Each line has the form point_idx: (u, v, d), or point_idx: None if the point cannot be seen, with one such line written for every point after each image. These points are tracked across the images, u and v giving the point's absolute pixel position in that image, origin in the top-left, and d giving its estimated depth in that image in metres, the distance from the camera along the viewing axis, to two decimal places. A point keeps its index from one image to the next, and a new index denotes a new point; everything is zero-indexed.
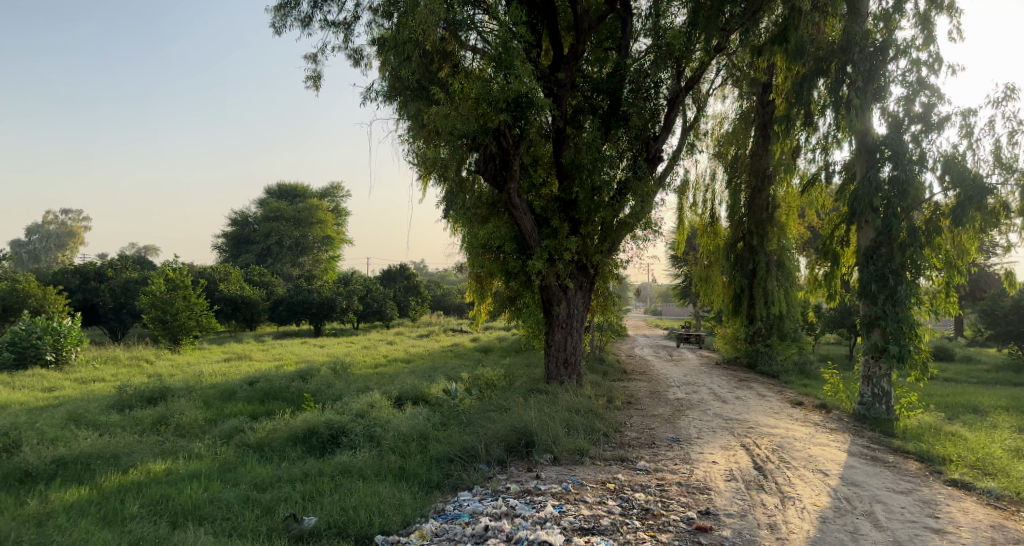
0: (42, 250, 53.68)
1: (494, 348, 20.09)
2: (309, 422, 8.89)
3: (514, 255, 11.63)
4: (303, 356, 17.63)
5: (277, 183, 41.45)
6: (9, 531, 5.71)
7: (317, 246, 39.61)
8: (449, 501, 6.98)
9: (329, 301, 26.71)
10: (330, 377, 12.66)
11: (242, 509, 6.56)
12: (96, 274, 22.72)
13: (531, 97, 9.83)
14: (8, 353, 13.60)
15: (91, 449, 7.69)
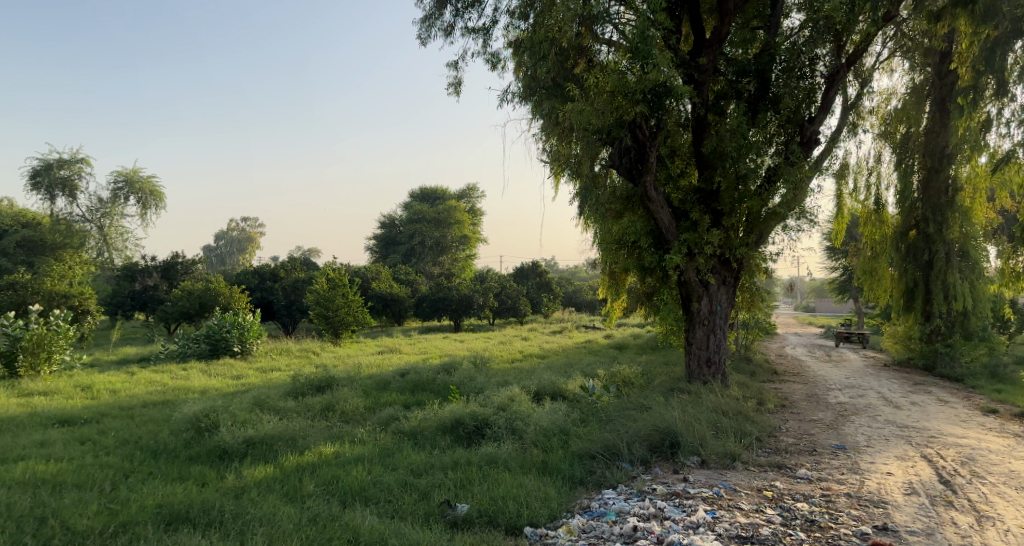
0: (227, 253, 60.49)
1: (630, 345, 19.68)
2: (456, 413, 9.20)
3: (650, 250, 11.25)
4: (447, 350, 18.31)
5: (419, 187, 43.68)
6: (214, 502, 6.38)
7: (455, 246, 40.87)
8: (594, 498, 6.90)
9: (467, 299, 27.59)
10: (472, 371, 13.00)
11: (401, 493, 6.89)
12: (271, 274, 25.12)
13: (669, 85, 9.59)
14: (205, 344, 15.34)
15: (274, 430, 8.42)
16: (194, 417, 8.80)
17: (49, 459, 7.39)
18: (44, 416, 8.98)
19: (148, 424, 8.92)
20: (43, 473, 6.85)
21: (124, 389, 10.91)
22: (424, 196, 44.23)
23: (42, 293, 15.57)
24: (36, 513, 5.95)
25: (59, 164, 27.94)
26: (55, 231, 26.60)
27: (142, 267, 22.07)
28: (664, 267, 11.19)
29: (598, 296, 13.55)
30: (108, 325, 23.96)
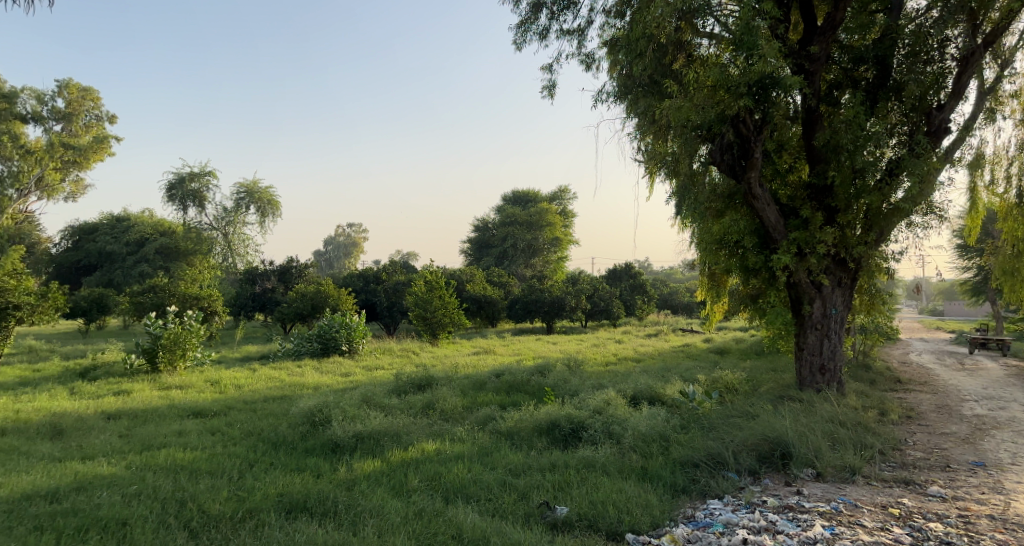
0: (334, 257, 63.28)
1: (732, 349, 18.85)
2: (552, 415, 9.07)
3: (754, 250, 10.70)
4: (541, 352, 18.24)
5: (511, 190, 44.03)
6: (328, 493, 6.59)
7: (548, 248, 40.65)
8: (698, 507, 6.58)
9: (559, 301, 27.37)
10: (566, 373, 12.84)
11: (501, 492, 6.85)
12: (375, 277, 26.04)
13: (777, 77, 9.11)
14: (316, 343, 16.06)
15: (381, 426, 8.63)
16: (309, 412, 9.18)
17: (187, 447, 7.92)
18: (181, 408, 9.65)
19: (268, 418, 9.38)
20: (180, 460, 7.33)
21: (247, 385, 11.58)
22: (517, 198, 44.42)
23: (177, 295, 16.84)
24: (177, 496, 6.38)
25: (191, 178, 30.10)
26: (187, 239, 28.74)
27: (262, 271, 23.51)
28: (771, 267, 10.59)
29: (697, 299, 12.96)
30: (233, 325, 25.67)
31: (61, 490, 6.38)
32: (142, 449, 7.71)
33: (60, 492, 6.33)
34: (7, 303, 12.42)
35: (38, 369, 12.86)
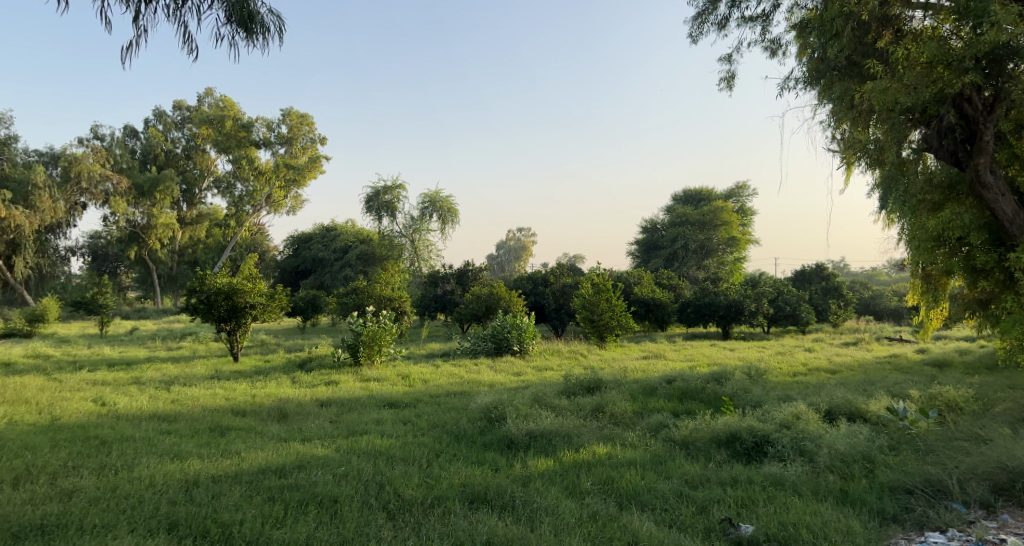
0: (505, 260, 65.26)
1: (952, 362, 16.27)
2: (732, 425, 8.01)
3: (983, 248, 8.95)
4: (717, 358, 17.09)
5: (684, 189, 42.30)
6: (505, 487, 6.61)
7: (722, 248, 37.59)
8: (913, 539, 5.69)
9: (737, 304, 25.26)
10: (747, 382, 11.75)
11: (678, 503, 6.37)
12: (543, 280, 26.09)
13: (1014, 45, 7.58)
14: (490, 343, 16.47)
15: (553, 424, 8.48)
16: (486, 408, 9.35)
17: (384, 435, 8.40)
18: (378, 399, 10.30)
19: (450, 411, 9.72)
20: (379, 446, 7.76)
21: (432, 380, 12.11)
22: (689, 197, 42.57)
23: (374, 297, 18.16)
24: (376, 479, 6.73)
25: (386, 190, 32.48)
26: (381, 245, 30.84)
27: (444, 274, 24.44)
28: (1008, 268, 8.75)
29: (908, 305, 11.37)
30: (417, 324, 27.10)
31: (285, 467, 7.00)
32: (349, 435, 8.30)
33: (286, 467, 6.95)
34: (246, 304, 14.07)
35: (267, 359, 14.53)
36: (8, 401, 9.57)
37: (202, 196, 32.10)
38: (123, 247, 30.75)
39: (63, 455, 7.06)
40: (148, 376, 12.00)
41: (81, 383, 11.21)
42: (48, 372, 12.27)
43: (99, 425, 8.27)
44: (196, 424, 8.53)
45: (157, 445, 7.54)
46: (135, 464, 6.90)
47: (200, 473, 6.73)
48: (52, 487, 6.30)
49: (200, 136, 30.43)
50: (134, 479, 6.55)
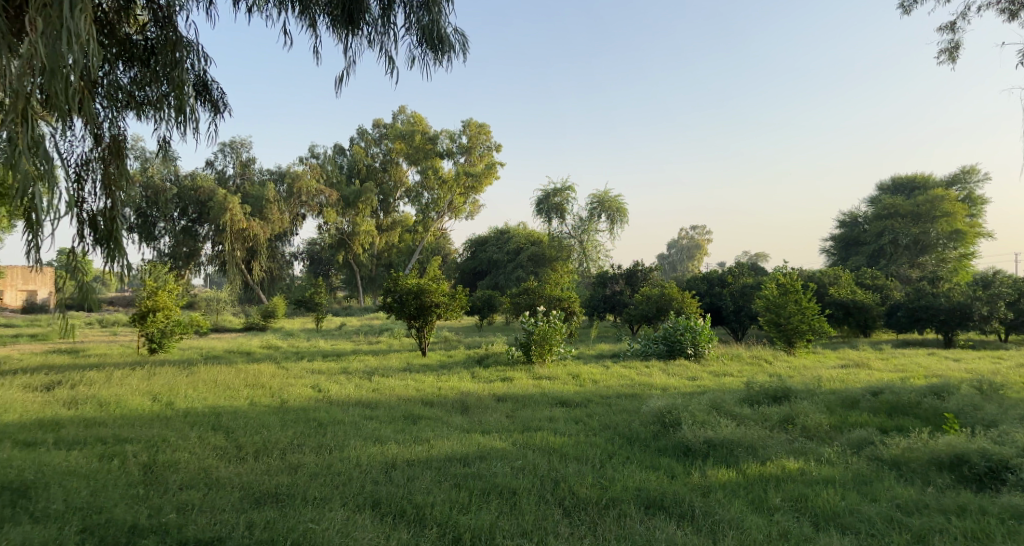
0: (680, 259, 63.50)
1: None
2: (958, 446, 6.87)
3: None
4: (935, 370, 14.97)
5: (892, 177, 38.01)
6: (682, 495, 6.25)
7: (944, 244, 31.47)
8: None
9: (963, 308, 21.63)
10: (977, 397, 10.18)
11: (887, 529, 5.76)
12: (720, 280, 23.07)
13: None
14: (662, 345, 15.25)
15: (735, 433, 7.49)
16: (660, 411, 8.40)
17: (556, 431, 8.18)
18: (550, 397, 10.14)
19: (622, 414, 9.00)
20: (553, 442, 7.58)
21: (602, 380, 11.91)
22: (900, 186, 38.18)
23: (543, 296, 18.60)
24: (552, 475, 6.65)
25: (555, 193, 33.07)
26: (551, 246, 31.15)
27: (611, 274, 23.39)
28: None
29: None
30: (587, 323, 26.80)
31: (468, 456, 7.17)
32: (523, 430, 8.31)
33: (469, 457, 7.13)
34: (431, 303, 15.07)
35: (450, 355, 15.41)
36: (248, 384, 11.20)
37: (396, 204, 34.81)
38: (335, 253, 34.55)
39: (292, 434, 7.89)
40: (353, 367, 13.37)
41: (302, 371, 12.79)
42: (277, 361, 14.20)
43: (317, 409, 9.41)
44: (393, 411, 9.35)
45: (362, 428, 8.28)
46: (345, 445, 7.44)
47: (397, 457, 7.07)
48: (280, 461, 6.89)
49: (394, 150, 33.07)
50: (344, 458, 7.04)
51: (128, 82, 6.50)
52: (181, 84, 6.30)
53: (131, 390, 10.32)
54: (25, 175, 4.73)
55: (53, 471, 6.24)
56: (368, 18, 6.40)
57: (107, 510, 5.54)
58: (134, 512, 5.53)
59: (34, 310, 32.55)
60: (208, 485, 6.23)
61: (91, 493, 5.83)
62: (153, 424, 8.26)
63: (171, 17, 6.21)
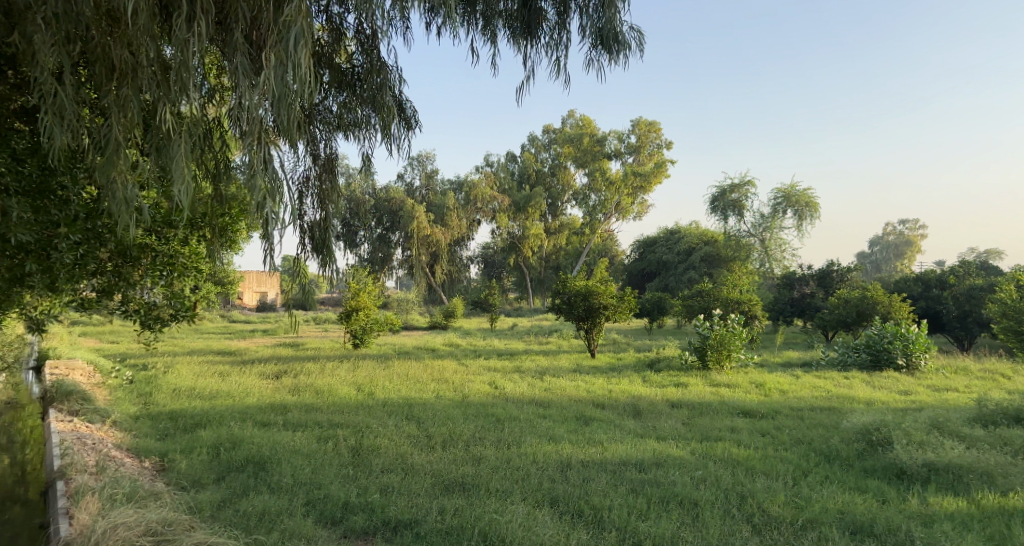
0: (884, 257, 57.59)
1: None
2: None
3: None
4: None
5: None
6: (899, 522, 5.57)
7: None
8: None
9: None
10: None
11: None
12: (938, 282, 20.34)
13: None
14: (865, 354, 13.97)
15: (965, 458, 6.63)
16: (865, 428, 7.72)
17: (741, 443, 7.79)
18: (731, 406, 9.73)
19: (817, 429, 8.36)
20: (737, 455, 7.21)
21: (792, 391, 11.13)
22: None
23: (721, 299, 17.77)
24: (737, 489, 6.22)
25: (732, 189, 31.57)
26: (727, 246, 29.68)
27: (800, 276, 21.85)
28: None
29: None
30: (772, 329, 25.16)
31: (646, 462, 6.96)
32: (703, 439, 7.96)
33: (646, 463, 6.91)
34: (600, 305, 14.95)
35: (621, 358, 15.29)
36: (434, 379, 11.97)
37: (564, 207, 35.16)
38: (507, 255, 35.84)
39: (473, 427, 8.25)
40: (526, 366, 13.75)
41: (479, 369, 13.40)
42: (458, 358, 15.02)
43: (495, 405, 9.73)
44: (565, 411, 9.26)
45: (537, 426, 8.31)
46: (521, 441, 7.60)
47: (573, 456, 7.05)
48: (464, 453, 7.19)
49: (563, 154, 33.68)
50: (522, 453, 7.14)
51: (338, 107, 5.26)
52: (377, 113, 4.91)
53: (339, 380, 11.55)
54: (257, 197, 3.93)
55: (284, 449, 7.16)
56: (545, 26, 4.81)
57: (325, 486, 6.11)
58: (347, 491, 6.00)
59: (264, 310, 37.66)
60: (404, 470, 6.66)
61: (312, 470, 6.55)
62: (357, 411, 9.19)
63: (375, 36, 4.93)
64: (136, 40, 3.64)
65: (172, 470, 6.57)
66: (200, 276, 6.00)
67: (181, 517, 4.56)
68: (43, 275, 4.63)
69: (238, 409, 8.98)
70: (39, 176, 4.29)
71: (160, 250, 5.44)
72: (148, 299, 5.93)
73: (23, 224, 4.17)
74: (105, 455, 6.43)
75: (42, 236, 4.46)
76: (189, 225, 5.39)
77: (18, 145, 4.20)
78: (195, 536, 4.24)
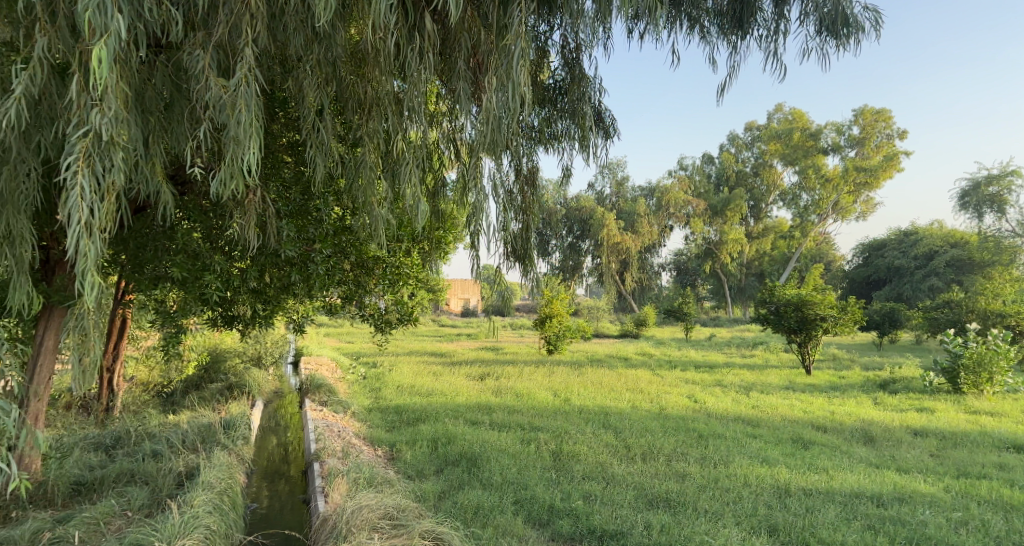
0: None
1: None
2: None
3: None
4: None
5: None
6: None
7: None
8: None
9: None
10: None
11: None
12: None
13: None
14: None
15: None
16: None
17: (1013, 484, 6.67)
18: (997, 438, 8.38)
19: None
20: (1009, 498, 6.17)
21: None
22: None
23: (977, 311, 15.33)
24: (1013, 539, 5.35)
25: (989, 182, 27.27)
26: (983, 248, 25.56)
27: None
28: None
29: None
30: None
31: (885, 496, 6.25)
32: (960, 475, 6.95)
33: (884, 498, 6.19)
34: (816, 316, 13.62)
35: (843, 376, 13.83)
36: (630, 389, 11.83)
37: (768, 210, 33.02)
38: (702, 262, 34.36)
39: (674, 441, 8.00)
40: (729, 379, 13.07)
41: (677, 380, 12.99)
42: (652, 368, 14.67)
43: (696, 419, 9.34)
44: (780, 432, 8.62)
45: (745, 446, 7.84)
46: (729, 461, 7.22)
47: (791, 483, 6.55)
48: (667, 467, 7.00)
49: (768, 152, 31.62)
50: (731, 475, 6.76)
51: (538, 123, 5.20)
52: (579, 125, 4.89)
53: (536, 384, 11.91)
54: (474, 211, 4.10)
55: (492, 447, 7.55)
56: (760, 18, 4.52)
57: (531, 488, 6.32)
58: (551, 494, 6.15)
59: (467, 314, 40.24)
60: (605, 480, 6.65)
61: (518, 470, 6.82)
62: (555, 416, 9.39)
63: (576, 49, 4.86)
64: (377, 78, 4.07)
65: (399, 459, 7.24)
66: (421, 285, 6.51)
67: (412, 504, 5.00)
68: (303, 284, 5.37)
69: (450, 408, 9.63)
70: (301, 200, 5.01)
71: (389, 261, 6.04)
72: (379, 305, 6.49)
73: (289, 241, 4.87)
74: (347, 442, 7.28)
75: (302, 251, 5.18)
76: (412, 239, 5.91)
77: (286, 173, 4.98)
78: (424, 524, 4.63)
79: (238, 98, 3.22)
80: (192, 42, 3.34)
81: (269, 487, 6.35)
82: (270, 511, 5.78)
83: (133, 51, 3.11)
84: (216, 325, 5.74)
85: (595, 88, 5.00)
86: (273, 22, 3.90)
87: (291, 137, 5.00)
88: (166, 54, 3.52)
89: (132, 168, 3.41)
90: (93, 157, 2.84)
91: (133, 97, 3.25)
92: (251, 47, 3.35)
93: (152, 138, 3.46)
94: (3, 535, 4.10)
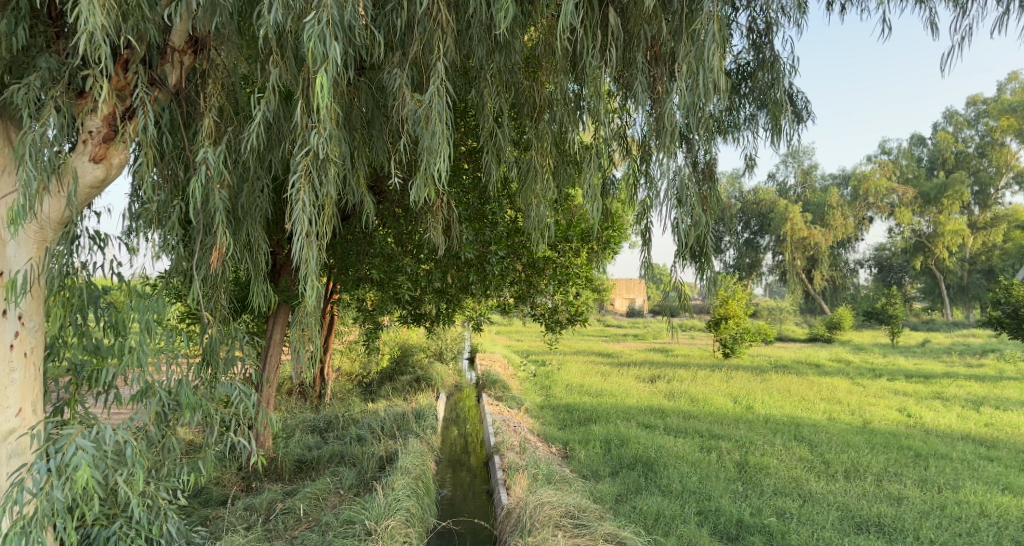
0: None
1: None
2: None
3: None
4: None
5: None
6: None
7: None
8: None
9: None
10: None
11: None
12: None
13: None
14: None
15: None
16: None
17: None
18: None
19: None
20: None
21: None
22: None
23: None
24: None
25: None
26: None
27: None
28: None
29: None
30: None
31: None
32: None
33: None
34: None
35: None
36: (824, 398, 10.89)
37: (997, 196, 29.08)
38: (910, 257, 30.64)
39: (884, 460, 7.19)
40: (950, 392, 11.50)
41: (882, 391, 11.69)
42: (851, 376, 13.36)
43: (911, 435, 8.34)
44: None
45: (978, 470, 6.84)
46: (958, 486, 6.34)
47: None
48: (878, 488, 6.34)
49: (998, 129, 27.52)
50: (961, 502, 5.94)
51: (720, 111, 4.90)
52: (772, 111, 4.52)
53: (713, 389, 11.33)
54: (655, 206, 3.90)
55: (669, 453, 7.33)
56: None
57: (716, 499, 6.03)
58: (739, 508, 5.82)
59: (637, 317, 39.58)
60: (803, 497, 6.14)
61: (700, 479, 6.55)
62: (738, 424, 8.89)
63: (767, 28, 4.51)
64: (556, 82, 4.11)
65: (574, 458, 7.28)
66: (590, 285, 6.48)
67: (593, 505, 4.99)
68: (479, 284, 5.57)
69: (622, 409, 9.49)
70: (480, 204, 5.22)
71: (560, 260, 6.09)
72: (549, 305, 6.54)
73: (467, 243, 5.09)
74: (525, 438, 7.48)
75: (479, 253, 5.39)
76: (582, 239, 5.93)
77: (466, 178, 5.25)
78: (606, 526, 4.60)
79: (431, 110, 3.39)
80: (391, 62, 3.60)
81: (455, 477, 6.67)
82: (456, 498, 6.10)
83: (343, 74, 3.42)
84: (405, 321, 6.17)
85: (785, 72, 4.55)
86: (459, 34, 4.09)
87: (472, 144, 5.25)
88: (370, 75, 3.83)
89: (339, 179, 3.75)
90: (312, 174, 3.15)
91: (342, 116, 3.58)
92: (444, 62, 3.53)
93: (356, 152, 3.79)
94: (247, 502, 4.74)
